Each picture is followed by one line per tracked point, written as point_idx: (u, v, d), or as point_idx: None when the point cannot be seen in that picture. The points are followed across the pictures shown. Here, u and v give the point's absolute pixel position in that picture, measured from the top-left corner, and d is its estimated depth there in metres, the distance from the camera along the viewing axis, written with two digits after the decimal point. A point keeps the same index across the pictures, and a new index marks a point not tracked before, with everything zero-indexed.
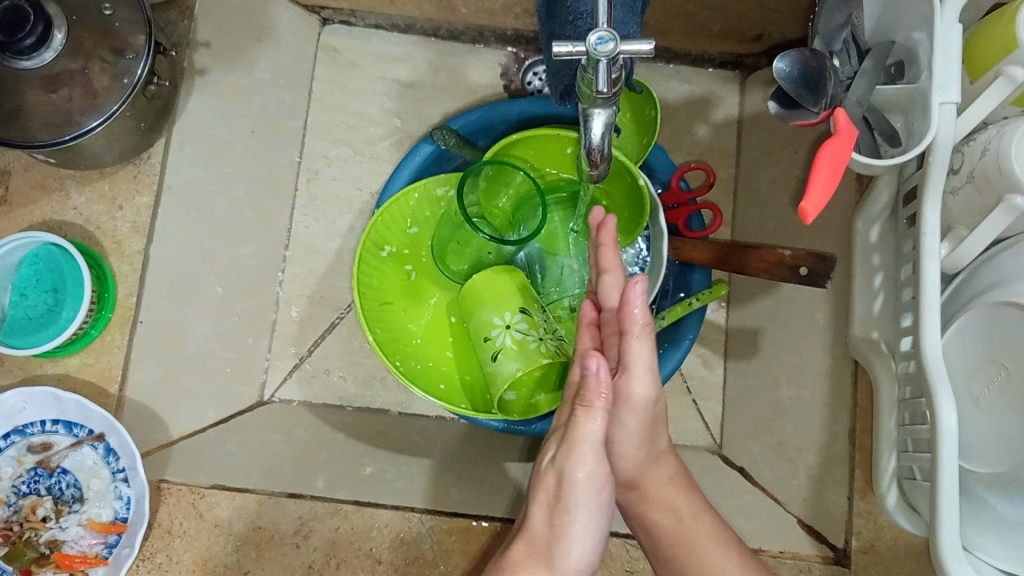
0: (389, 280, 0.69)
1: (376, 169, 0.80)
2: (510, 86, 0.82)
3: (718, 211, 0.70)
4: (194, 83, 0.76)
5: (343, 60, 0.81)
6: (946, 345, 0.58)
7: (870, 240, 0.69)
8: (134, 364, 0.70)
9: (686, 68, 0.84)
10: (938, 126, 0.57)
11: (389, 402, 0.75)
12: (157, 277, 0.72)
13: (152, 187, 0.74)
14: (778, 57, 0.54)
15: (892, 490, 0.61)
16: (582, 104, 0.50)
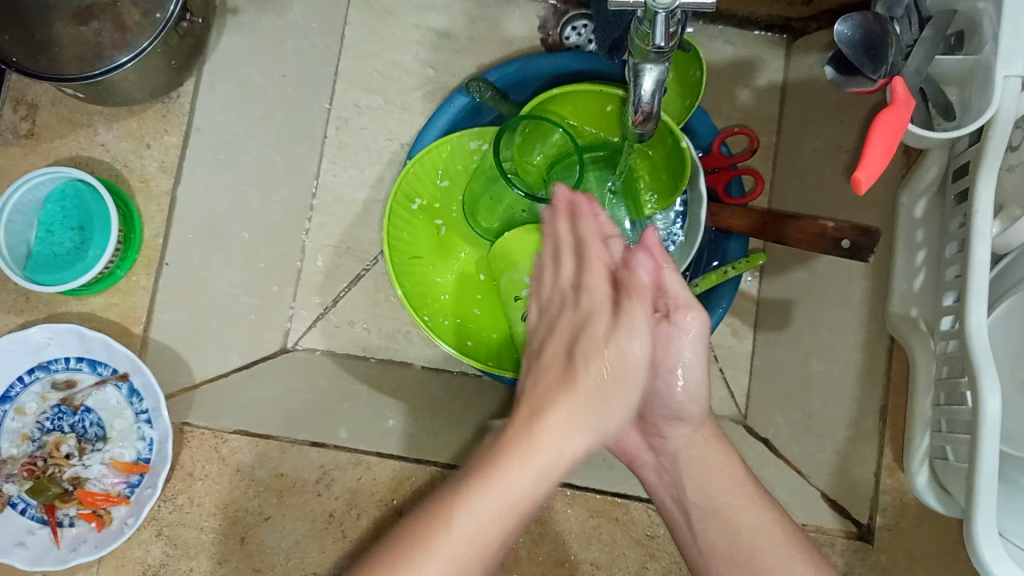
0: (417, 234, 0.68)
1: (407, 119, 0.78)
2: (547, 39, 0.80)
3: (760, 178, 0.69)
4: (226, 22, 0.75)
5: (378, 6, 0.79)
6: (991, 326, 0.57)
7: (915, 215, 0.67)
8: (159, 307, 0.70)
9: (730, 31, 0.82)
10: (1000, 101, 0.55)
11: (413, 356, 0.74)
12: (184, 218, 0.71)
13: (181, 128, 0.72)
14: (840, 19, 0.52)
15: (922, 469, 0.60)
16: (633, 58, 0.48)
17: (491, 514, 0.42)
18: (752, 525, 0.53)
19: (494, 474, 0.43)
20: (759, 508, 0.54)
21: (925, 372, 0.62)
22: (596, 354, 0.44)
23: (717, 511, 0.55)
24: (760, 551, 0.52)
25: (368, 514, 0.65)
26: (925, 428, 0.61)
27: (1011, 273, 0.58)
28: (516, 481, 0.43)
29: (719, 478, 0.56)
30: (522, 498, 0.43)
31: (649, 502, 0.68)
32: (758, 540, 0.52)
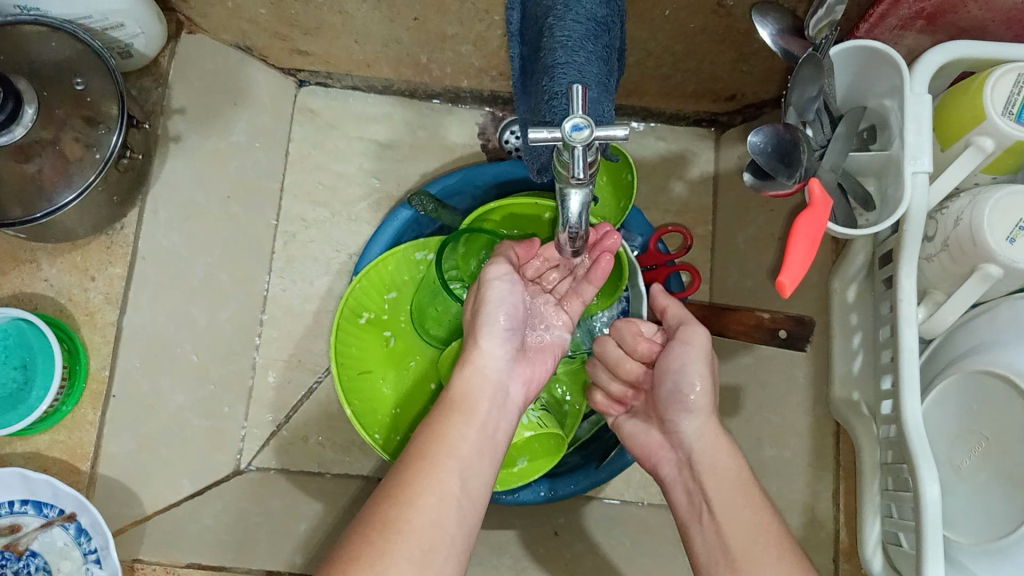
0: (365, 348, 0.68)
1: (355, 229, 0.81)
2: (488, 144, 0.83)
3: (696, 272, 0.71)
4: (169, 150, 0.73)
5: (321, 121, 0.82)
6: (926, 410, 0.59)
7: (847, 300, 0.69)
8: (107, 441, 0.67)
9: (661, 125, 0.85)
10: (911, 196, 0.58)
11: (368, 467, 0.77)
12: (130, 345, 0.69)
13: (125, 257, 0.70)
14: (752, 131, 0.54)
15: (877, 556, 0.61)
16: (557, 183, 0.50)
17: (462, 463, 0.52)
18: (749, 521, 0.53)
19: (441, 434, 0.53)
20: (754, 507, 0.54)
21: (870, 457, 0.63)
22: (486, 327, 0.58)
23: (717, 506, 0.55)
24: (752, 557, 0.51)
25: None
26: (875, 514, 0.62)
27: (942, 355, 0.60)
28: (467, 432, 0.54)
29: (726, 467, 0.56)
30: (475, 445, 0.53)
31: None
32: (749, 550, 0.52)
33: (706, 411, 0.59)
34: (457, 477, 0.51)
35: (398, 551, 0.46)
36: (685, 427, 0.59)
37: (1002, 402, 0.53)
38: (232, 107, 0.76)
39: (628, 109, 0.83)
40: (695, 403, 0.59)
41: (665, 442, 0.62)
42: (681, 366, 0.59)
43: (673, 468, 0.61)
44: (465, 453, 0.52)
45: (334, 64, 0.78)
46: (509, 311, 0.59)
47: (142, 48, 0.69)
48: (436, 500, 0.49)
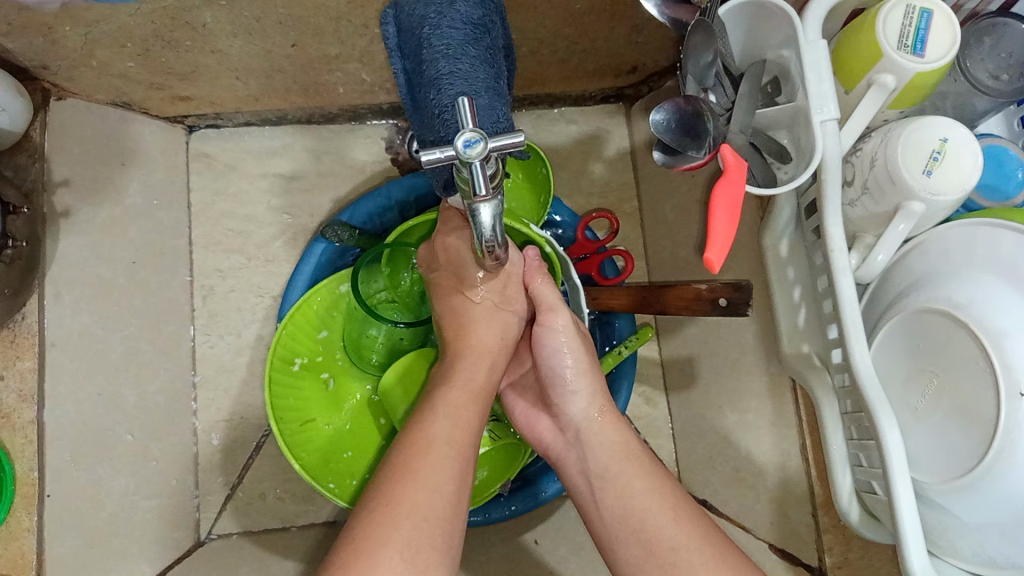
0: (306, 395, 0.66)
1: (275, 270, 0.78)
2: (397, 158, 0.81)
3: (629, 255, 0.70)
4: (59, 228, 0.68)
5: (219, 165, 0.79)
6: (877, 355, 0.58)
7: (782, 255, 0.68)
8: (48, 544, 0.63)
9: (569, 109, 0.83)
10: (823, 146, 0.57)
11: (336, 512, 0.74)
12: (58, 444, 0.65)
13: (33, 349, 0.66)
14: (654, 109, 0.53)
15: (853, 506, 0.60)
16: (465, 200, 0.47)
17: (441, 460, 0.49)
18: (628, 485, 0.52)
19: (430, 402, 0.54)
20: (646, 477, 0.52)
21: (830, 408, 0.62)
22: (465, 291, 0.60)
23: (611, 479, 0.53)
24: (652, 520, 0.50)
25: None
26: (844, 464, 0.61)
27: (882, 295, 0.60)
28: (444, 427, 0.51)
29: (611, 443, 0.55)
30: (455, 437, 0.51)
31: None
32: (647, 512, 0.50)
33: (591, 390, 0.57)
34: (444, 480, 0.48)
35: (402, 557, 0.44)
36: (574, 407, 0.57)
37: (944, 337, 0.52)
38: (121, 167, 0.72)
39: (533, 98, 0.81)
40: (585, 380, 0.57)
41: (551, 425, 0.59)
42: (557, 351, 0.58)
43: (562, 450, 0.58)
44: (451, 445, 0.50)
45: (220, 104, 0.74)
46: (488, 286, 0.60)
47: (5, 125, 0.64)
48: (429, 500, 0.47)
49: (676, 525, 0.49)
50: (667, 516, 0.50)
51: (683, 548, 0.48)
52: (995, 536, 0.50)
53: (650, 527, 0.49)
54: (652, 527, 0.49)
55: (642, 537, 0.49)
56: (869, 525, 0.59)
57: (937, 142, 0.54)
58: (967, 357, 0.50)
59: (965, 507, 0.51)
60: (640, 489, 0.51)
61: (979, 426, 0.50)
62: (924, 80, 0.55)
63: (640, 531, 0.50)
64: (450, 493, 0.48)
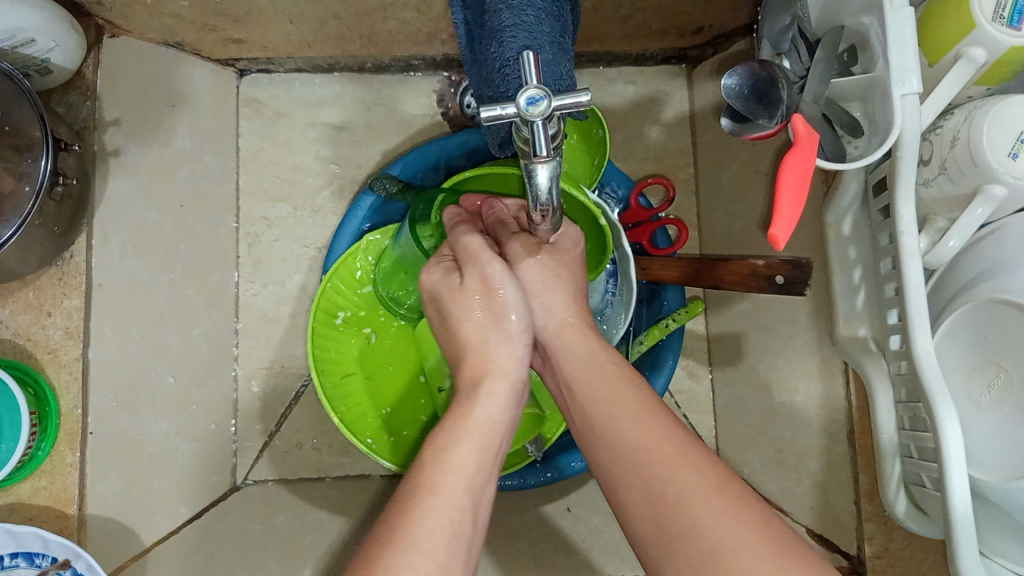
0: (348, 349, 0.65)
1: (321, 222, 0.77)
2: (448, 113, 0.79)
3: (684, 226, 0.67)
4: (109, 166, 0.69)
5: (268, 112, 0.77)
6: (938, 344, 0.56)
7: (844, 234, 0.65)
8: (92, 480, 0.64)
9: (628, 69, 0.80)
10: (902, 120, 0.53)
11: (371, 467, 0.73)
12: (103, 384, 0.66)
13: (80, 288, 0.66)
14: (725, 74, 0.50)
15: (900, 497, 0.59)
16: (522, 159, 0.46)
17: (465, 457, 0.44)
18: (601, 390, 0.48)
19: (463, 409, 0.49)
20: (611, 382, 0.48)
21: (884, 396, 0.60)
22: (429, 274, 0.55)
23: (579, 390, 0.49)
24: (614, 422, 0.46)
25: None
26: (893, 454, 0.60)
27: (948, 283, 0.58)
28: (470, 429, 0.46)
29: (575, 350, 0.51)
30: (483, 438, 0.46)
31: None
32: (614, 418, 0.46)
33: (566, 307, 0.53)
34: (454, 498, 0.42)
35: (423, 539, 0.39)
36: (540, 312, 0.53)
37: (1021, 329, 0.50)
38: (171, 110, 0.71)
39: (590, 56, 0.78)
40: (554, 284, 0.53)
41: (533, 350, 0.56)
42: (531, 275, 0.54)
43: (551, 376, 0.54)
44: (464, 464, 0.43)
45: (272, 49, 0.73)
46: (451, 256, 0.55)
47: (60, 62, 0.64)
48: (456, 491, 0.42)
49: (642, 427, 0.44)
50: (635, 417, 0.45)
51: (647, 447, 0.43)
52: None
53: (615, 430, 0.45)
54: (620, 437, 0.44)
55: (611, 444, 0.45)
56: (914, 517, 0.58)
57: None
58: None
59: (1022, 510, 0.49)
60: (608, 394, 0.47)
61: None
62: (1018, 54, 0.52)
63: (609, 436, 0.45)
64: (469, 497, 0.42)
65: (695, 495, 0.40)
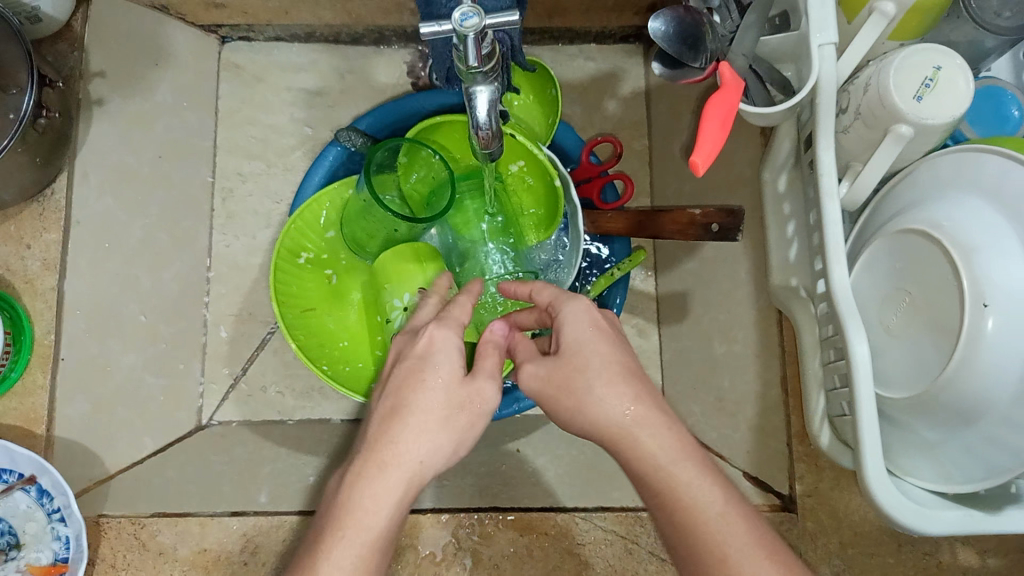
0: (308, 287, 0.69)
1: (292, 179, 0.81)
2: (418, 83, 0.83)
3: (629, 179, 0.72)
4: (92, 114, 0.75)
5: (247, 75, 0.82)
6: (859, 281, 0.60)
7: (779, 190, 0.68)
8: (60, 404, 0.69)
9: (589, 46, 0.86)
10: (820, 68, 0.58)
11: (331, 411, 0.76)
12: (74, 314, 0.72)
13: (59, 223, 0.72)
14: (653, 17, 0.55)
15: (824, 429, 0.62)
16: (464, 83, 0.51)
17: (372, 503, 0.44)
18: (634, 454, 0.47)
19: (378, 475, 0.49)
20: (672, 434, 0.47)
21: (810, 335, 0.64)
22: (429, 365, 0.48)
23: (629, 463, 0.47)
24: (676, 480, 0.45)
25: None
26: (818, 390, 0.63)
27: (870, 225, 0.62)
28: (396, 476, 0.45)
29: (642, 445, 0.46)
30: (410, 489, 0.45)
31: (574, 511, 0.69)
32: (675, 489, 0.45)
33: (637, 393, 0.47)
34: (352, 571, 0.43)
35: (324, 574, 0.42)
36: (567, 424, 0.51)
37: (923, 255, 0.53)
38: (154, 67, 0.77)
39: (553, 32, 0.84)
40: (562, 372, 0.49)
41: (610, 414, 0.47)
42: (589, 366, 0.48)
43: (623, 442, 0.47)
44: (372, 532, 0.44)
45: (251, 14, 0.77)
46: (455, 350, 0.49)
47: (50, 11, 0.69)
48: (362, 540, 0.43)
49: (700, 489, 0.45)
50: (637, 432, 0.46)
51: (675, 471, 0.45)
52: (957, 451, 0.52)
53: (682, 495, 0.45)
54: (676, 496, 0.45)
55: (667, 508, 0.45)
56: (838, 450, 0.61)
57: (932, 69, 0.55)
58: (944, 272, 0.51)
59: (929, 424, 0.53)
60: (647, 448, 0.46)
61: (949, 338, 0.51)
62: (924, 8, 0.57)
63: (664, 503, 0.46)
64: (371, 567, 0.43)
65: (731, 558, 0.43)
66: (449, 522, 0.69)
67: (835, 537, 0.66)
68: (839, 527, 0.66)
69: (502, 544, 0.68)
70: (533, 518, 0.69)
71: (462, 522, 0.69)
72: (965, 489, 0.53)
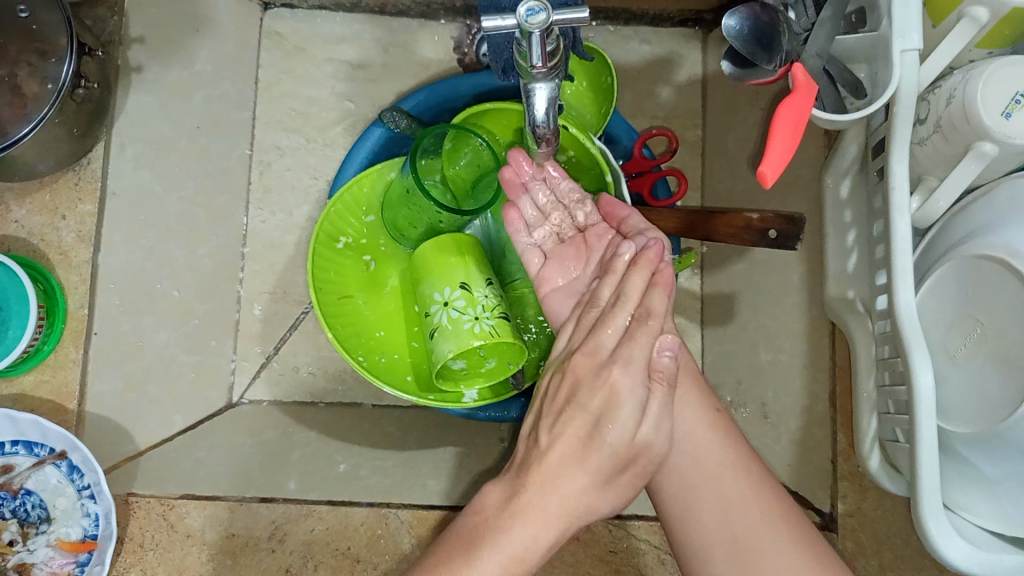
0: (346, 273, 0.67)
1: (330, 155, 0.78)
2: (464, 59, 0.79)
3: (683, 177, 0.68)
4: (130, 82, 0.75)
5: (289, 44, 0.78)
6: (923, 302, 0.57)
7: (840, 196, 0.66)
8: (92, 380, 0.70)
9: (645, 29, 0.82)
10: (900, 76, 0.54)
11: (362, 396, 0.74)
12: (108, 285, 0.72)
13: (95, 194, 0.72)
14: (727, 14, 0.52)
15: (874, 451, 0.60)
16: (521, 78, 0.48)
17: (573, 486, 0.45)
18: (694, 448, 0.54)
19: (546, 484, 0.45)
20: (721, 445, 0.55)
21: (864, 352, 0.62)
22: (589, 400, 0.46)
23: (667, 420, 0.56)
24: (708, 463, 0.54)
25: (324, 565, 0.68)
26: (869, 411, 0.61)
27: (938, 244, 0.59)
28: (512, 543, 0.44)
29: (693, 420, 0.55)
30: (557, 514, 0.45)
31: (608, 517, 0.68)
32: (699, 450, 0.54)
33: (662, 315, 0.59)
34: (498, 573, 0.44)
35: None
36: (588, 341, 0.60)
37: (998, 283, 0.50)
38: (193, 33, 0.76)
39: (608, 12, 0.80)
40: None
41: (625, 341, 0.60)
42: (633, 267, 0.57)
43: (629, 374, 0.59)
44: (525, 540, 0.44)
45: None
46: (624, 342, 0.47)
47: None
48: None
49: (755, 504, 0.52)
50: (758, 511, 0.51)
51: (737, 507, 0.51)
52: (1015, 493, 0.50)
53: (717, 481, 0.53)
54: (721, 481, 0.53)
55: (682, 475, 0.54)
56: (885, 476, 0.59)
57: (1022, 83, 0.51)
58: (1020, 305, 0.49)
59: (987, 461, 0.51)
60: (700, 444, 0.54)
61: (1019, 377, 0.48)
62: (1020, 14, 0.52)
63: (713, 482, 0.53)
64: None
65: (755, 528, 0.50)
66: None
67: (873, 558, 0.64)
68: (877, 547, 0.64)
69: None
70: None
71: None
72: (1019, 532, 0.51)
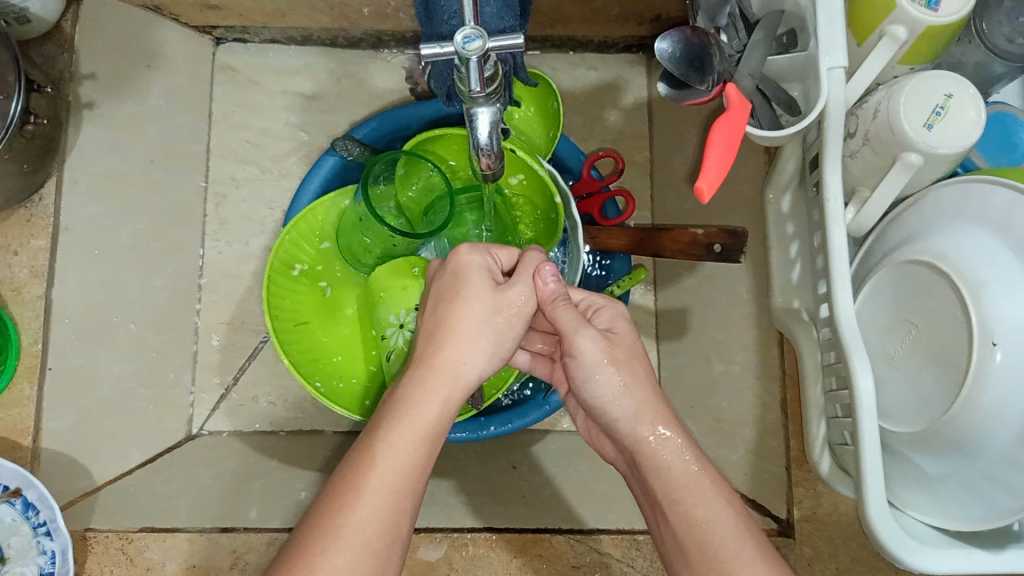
0: (302, 299, 0.68)
1: (287, 185, 0.83)
2: (416, 88, 0.83)
3: (631, 196, 0.70)
4: (83, 118, 0.73)
5: (241, 77, 0.83)
6: (862, 307, 0.59)
7: (783, 210, 0.67)
8: (47, 415, 0.68)
9: (591, 56, 0.84)
10: (828, 91, 0.56)
11: (322, 423, 0.79)
12: (63, 321, 0.70)
13: (48, 230, 0.71)
14: (658, 38, 0.54)
15: (823, 456, 0.61)
16: (464, 104, 0.49)
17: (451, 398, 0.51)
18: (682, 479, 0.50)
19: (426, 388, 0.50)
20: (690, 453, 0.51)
21: (811, 358, 0.63)
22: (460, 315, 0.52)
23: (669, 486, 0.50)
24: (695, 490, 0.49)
25: None
26: (818, 415, 0.63)
27: (874, 252, 0.61)
28: (416, 416, 0.49)
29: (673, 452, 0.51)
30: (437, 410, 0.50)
31: (569, 532, 0.69)
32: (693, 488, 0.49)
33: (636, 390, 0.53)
34: (394, 471, 0.47)
35: (359, 510, 0.45)
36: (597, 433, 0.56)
37: (928, 287, 0.53)
38: (147, 69, 0.76)
39: (555, 40, 0.83)
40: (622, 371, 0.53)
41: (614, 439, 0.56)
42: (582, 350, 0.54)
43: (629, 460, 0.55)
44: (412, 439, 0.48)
45: (247, 16, 0.78)
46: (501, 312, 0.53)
47: (39, 12, 0.69)
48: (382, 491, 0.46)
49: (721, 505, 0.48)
50: (723, 511, 0.48)
51: (704, 507, 0.48)
52: (956, 487, 0.52)
53: (691, 496, 0.49)
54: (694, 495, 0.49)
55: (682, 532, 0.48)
56: (836, 479, 0.59)
57: (942, 96, 0.54)
58: (948, 305, 0.51)
59: (928, 458, 0.52)
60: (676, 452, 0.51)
61: (952, 374, 0.50)
62: (937, 31, 0.55)
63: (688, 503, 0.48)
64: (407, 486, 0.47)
65: (714, 524, 0.47)
66: (442, 541, 0.69)
67: (832, 561, 0.64)
68: (835, 551, 0.64)
69: (495, 564, 0.68)
70: (529, 539, 0.68)
71: (457, 543, 0.69)
72: (963, 526, 0.52)
